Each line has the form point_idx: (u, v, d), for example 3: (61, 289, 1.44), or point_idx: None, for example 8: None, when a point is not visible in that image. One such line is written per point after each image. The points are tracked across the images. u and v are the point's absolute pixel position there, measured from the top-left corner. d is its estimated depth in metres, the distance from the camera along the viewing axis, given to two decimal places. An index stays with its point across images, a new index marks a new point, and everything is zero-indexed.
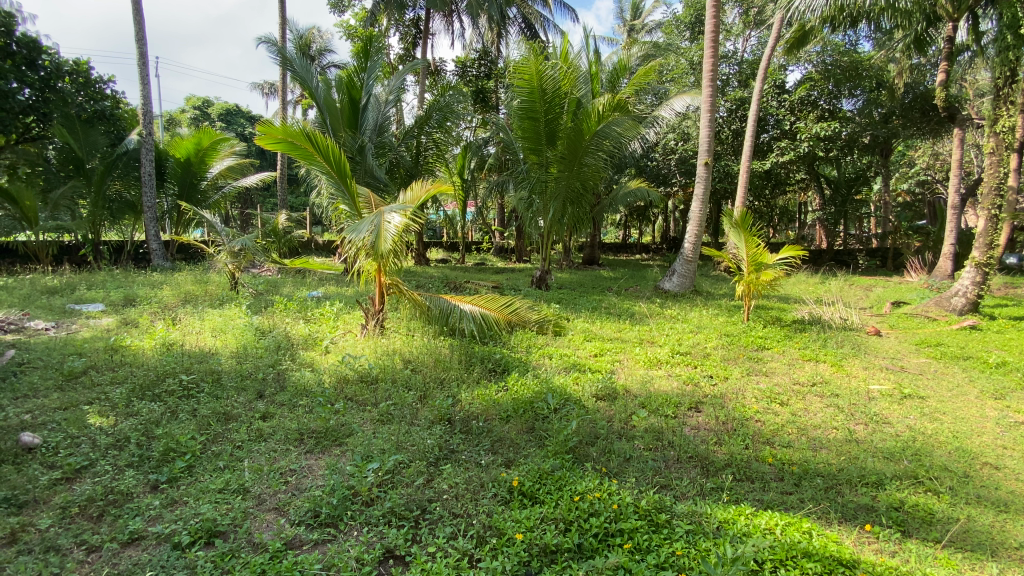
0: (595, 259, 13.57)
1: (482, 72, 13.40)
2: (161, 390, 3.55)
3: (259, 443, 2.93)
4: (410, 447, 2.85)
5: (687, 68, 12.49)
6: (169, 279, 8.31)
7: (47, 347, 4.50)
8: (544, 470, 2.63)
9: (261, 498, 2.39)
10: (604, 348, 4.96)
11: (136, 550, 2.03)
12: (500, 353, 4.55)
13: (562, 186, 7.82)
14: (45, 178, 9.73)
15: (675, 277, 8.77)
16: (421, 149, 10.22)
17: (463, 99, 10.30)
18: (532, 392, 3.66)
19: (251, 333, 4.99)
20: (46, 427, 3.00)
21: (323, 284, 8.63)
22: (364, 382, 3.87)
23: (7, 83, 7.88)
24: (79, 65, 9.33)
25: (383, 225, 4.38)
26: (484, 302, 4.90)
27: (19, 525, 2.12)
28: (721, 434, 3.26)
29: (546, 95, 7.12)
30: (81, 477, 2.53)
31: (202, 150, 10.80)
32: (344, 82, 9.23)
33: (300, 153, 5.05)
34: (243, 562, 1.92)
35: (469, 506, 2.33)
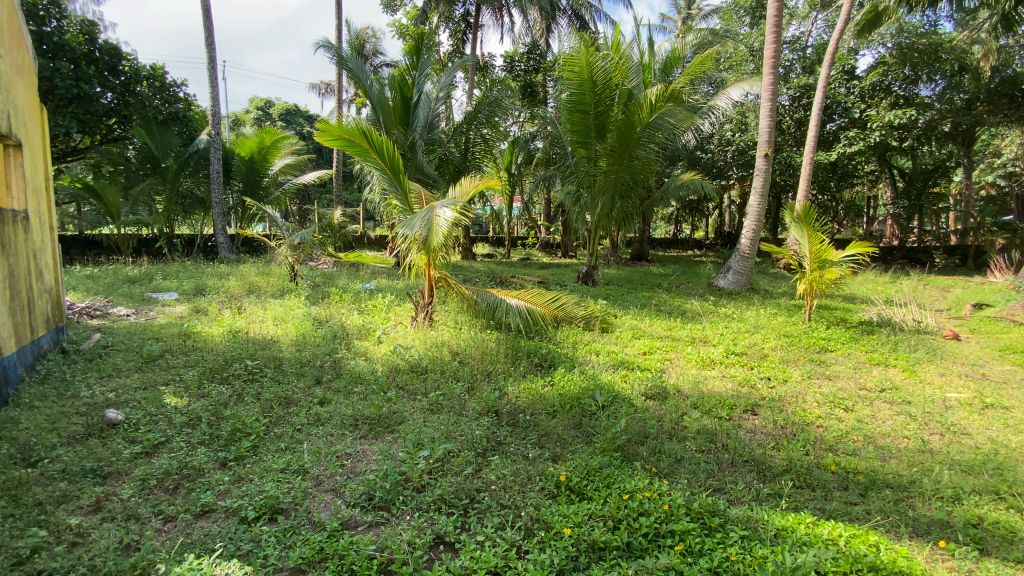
0: (644, 254, 13.28)
1: (531, 66, 13.68)
2: (229, 374, 3.79)
3: (318, 427, 3.07)
4: (459, 437, 2.90)
5: (746, 55, 11.93)
6: (235, 271, 8.81)
7: (129, 331, 4.90)
8: (592, 467, 2.60)
9: (320, 479, 2.50)
10: (654, 347, 4.83)
11: (207, 522, 2.18)
12: (547, 348, 4.53)
13: (611, 180, 7.69)
14: (126, 175, 10.76)
15: (730, 274, 8.44)
16: (470, 145, 10.33)
17: (512, 93, 10.30)
18: (579, 388, 3.62)
19: (309, 322, 5.24)
20: (128, 404, 3.27)
21: (375, 277, 8.92)
22: (415, 372, 3.97)
23: (92, 88, 8.59)
24: (156, 69, 9.98)
25: (435, 219, 4.45)
26: (530, 297, 4.91)
27: (104, 494, 2.32)
28: (780, 438, 3.11)
29: (596, 87, 7.00)
30: (158, 452, 2.74)
31: (264, 148, 11.37)
32: (397, 80, 9.44)
33: (356, 150, 5.19)
34: (304, 539, 2.02)
35: (517, 497, 2.34)
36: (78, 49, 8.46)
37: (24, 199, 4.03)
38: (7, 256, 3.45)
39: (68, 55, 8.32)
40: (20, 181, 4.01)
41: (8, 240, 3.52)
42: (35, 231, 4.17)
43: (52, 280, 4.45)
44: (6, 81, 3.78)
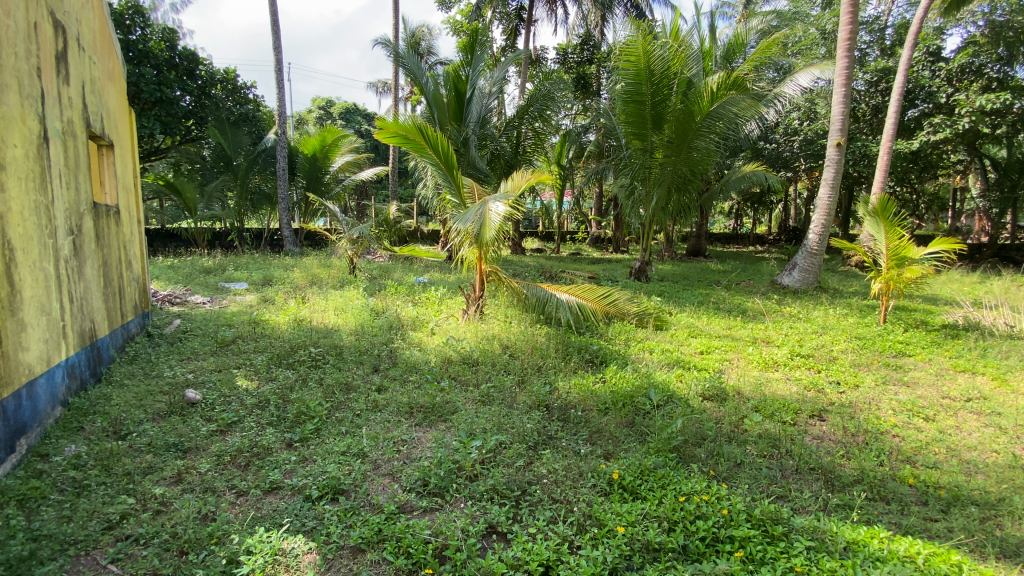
0: (701, 250, 12.82)
1: (585, 57, 13.33)
2: (294, 359, 4.00)
3: (375, 413, 3.18)
4: (510, 429, 2.91)
5: (817, 38, 11.21)
6: (298, 263, 9.26)
7: (205, 318, 5.27)
8: (646, 466, 2.54)
9: (378, 463, 2.59)
10: (712, 346, 4.65)
11: (275, 498, 2.31)
12: (598, 344, 4.47)
13: (667, 172, 7.46)
14: (202, 173, 11.47)
15: (795, 271, 7.99)
16: (521, 139, 10.30)
17: (566, 86, 10.19)
18: (632, 386, 3.54)
19: (367, 313, 5.44)
20: (205, 385, 3.52)
21: (428, 271, 9.12)
22: (467, 363, 4.03)
23: (172, 92, 9.33)
24: (229, 73, 10.68)
25: (487, 213, 4.48)
26: (581, 292, 4.86)
27: (185, 468, 2.51)
28: (850, 447, 2.91)
29: (654, 76, 6.80)
30: (231, 430, 2.93)
31: (326, 146, 11.87)
32: (451, 76, 9.56)
33: (413, 146, 5.30)
34: (363, 520, 2.10)
35: (570, 493, 2.32)
36: (160, 56, 9.16)
37: (115, 194, 4.41)
38: (102, 247, 3.80)
39: (151, 62, 9.04)
40: (111, 179, 4.38)
41: (102, 233, 3.86)
42: (125, 224, 4.56)
43: (139, 269, 4.85)
44: (100, 87, 4.13)
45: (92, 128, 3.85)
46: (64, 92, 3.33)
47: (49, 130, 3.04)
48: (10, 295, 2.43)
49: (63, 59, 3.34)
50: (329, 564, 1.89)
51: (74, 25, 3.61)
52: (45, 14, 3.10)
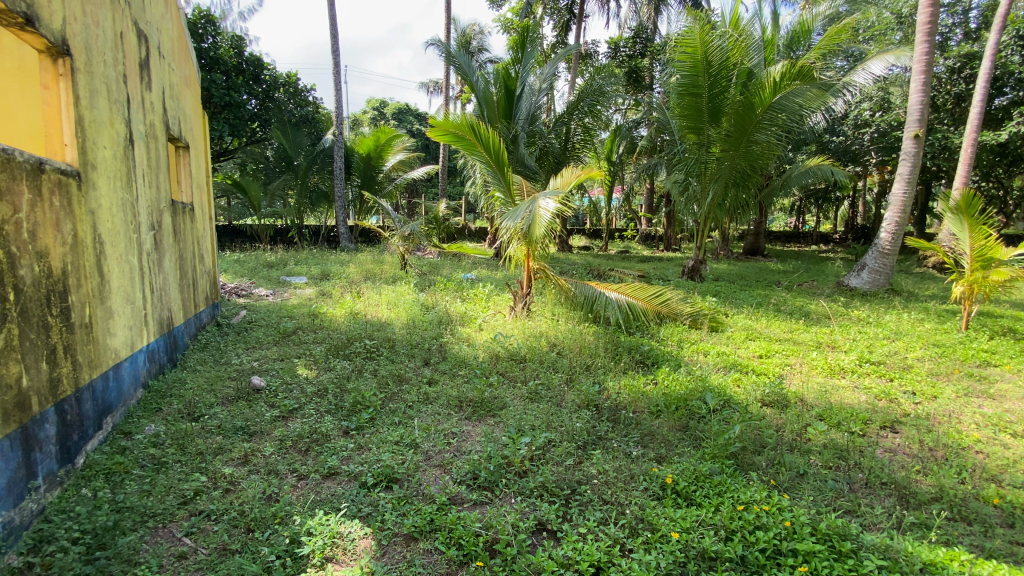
0: (759, 249, 12.25)
1: (637, 50, 13.00)
2: (351, 351, 4.15)
3: (427, 405, 3.25)
4: (559, 428, 2.89)
5: (892, 23, 10.45)
6: (353, 259, 9.59)
7: (268, 310, 5.56)
8: (701, 472, 2.45)
9: (429, 454, 2.64)
10: (772, 350, 4.43)
11: (333, 483, 2.40)
12: (649, 345, 4.35)
13: (724, 167, 7.20)
14: (266, 173, 11.95)
15: (864, 272, 7.48)
16: (570, 135, 10.19)
17: (617, 80, 10.00)
18: (687, 388, 3.42)
19: (417, 308, 5.57)
20: (269, 372, 3.72)
21: (476, 267, 9.23)
22: (514, 360, 4.04)
23: (239, 96, 10.29)
24: (291, 77, 11.33)
25: (537, 211, 4.44)
26: (632, 290, 4.74)
27: (251, 450, 2.66)
28: (927, 462, 2.69)
29: (711, 68, 6.53)
30: (293, 417, 3.08)
31: (380, 145, 12.24)
32: (502, 74, 9.60)
33: (464, 144, 5.35)
34: (416, 509, 2.15)
35: (621, 495, 2.28)
36: (229, 62, 9.99)
37: (191, 192, 4.73)
38: (178, 242, 4.08)
39: (221, 68, 9.87)
40: (187, 178, 4.70)
41: (179, 228, 4.15)
42: (199, 220, 4.88)
43: (211, 263, 5.18)
44: (178, 92, 4.43)
45: (171, 131, 4.14)
46: (147, 97, 3.60)
47: (134, 133, 3.29)
48: (101, 284, 2.65)
49: (145, 66, 3.61)
50: (383, 550, 1.94)
51: (155, 35, 3.89)
52: (130, 25, 3.35)
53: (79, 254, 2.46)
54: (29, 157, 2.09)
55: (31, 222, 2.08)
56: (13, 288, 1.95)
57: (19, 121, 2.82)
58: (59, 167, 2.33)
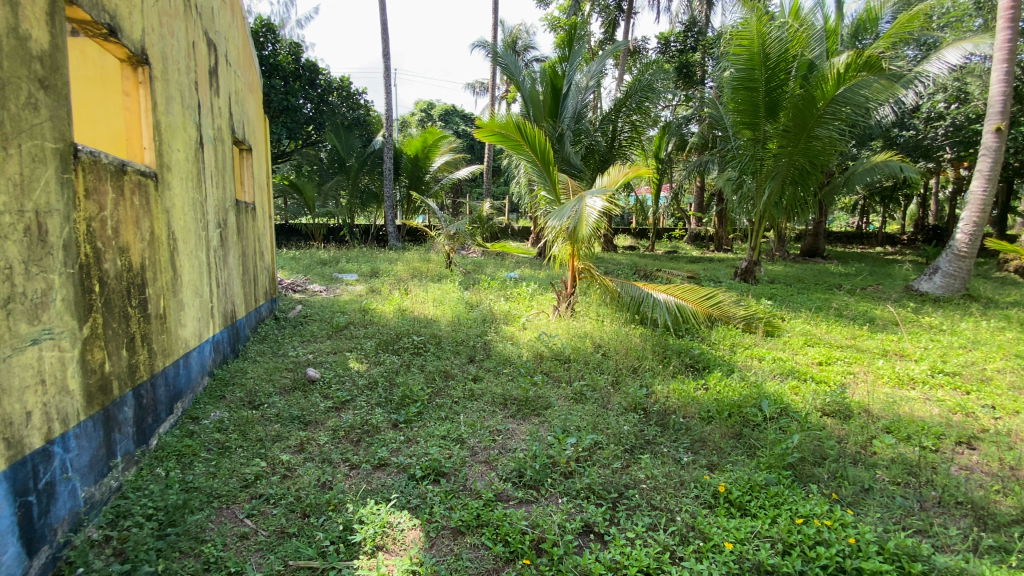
0: (817, 250, 11.64)
1: (688, 45, 12.74)
2: (399, 346, 4.26)
3: (472, 401, 3.29)
4: (606, 429, 2.85)
5: (970, 8, 9.68)
6: (400, 257, 9.83)
7: (322, 305, 5.78)
8: (756, 482, 2.35)
9: (475, 450, 2.67)
10: (833, 357, 4.20)
11: (383, 474, 2.46)
12: (699, 348, 4.22)
13: (781, 164, 6.88)
14: (320, 174, 12.46)
15: (936, 276, 6.95)
16: (617, 133, 10.05)
17: (666, 75, 9.76)
18: (740, 394, 3.29)
19: (462, 306, 5.65)
20: (323, 365, 3.87)
21: (519, 267, 9.26)
22: (559, 360, 4.01)
23: (297, 101, 10.83)
24: (345, 81, 11.79)
25: (584, 210, 4.39)
26: (681, 292, 4.62)
27: (306, 438, 2.77)
28: (1009, 482, 2.47)
29: (769, 60, 6.25)
30: (345, 408, 3.19)
31: (427, 146, 12.49)
32: (548, 72, 9.57)
33: (511, 144, 5.37)
34: (463, 503, 2.18)
35: (671, 501, 2.22)
36: (287, 68, 10.58)
37: (253, 192, 4.98)
38: (241, 239, 4.31)
39: (279, 74, 10.47)
40: (250, 179, 4.96)
41: (243, 227, 4.39)
42: (259, 219, 5.13)
43: (270, 259, 5.43)
44: (242, 97, 4.68)
45: (236, 134, 4.38)
46: (216, 103, 3.82)
47: (204, 137, 3.50)
48: (174, 278, 2.84)
49: (214, 73, 3.82)
50: (432, 542, 1.98)
51: (223, 44, 4.11)
52: (201, 35, 3.57)
53: (155, 250, 2.63)
54: (112, 160, 2.26)
55: (114, 219, 2.25)
56: (99, 281, 2.11)
57: (99, 124, 3.33)
58: (139, 169, 2.51)
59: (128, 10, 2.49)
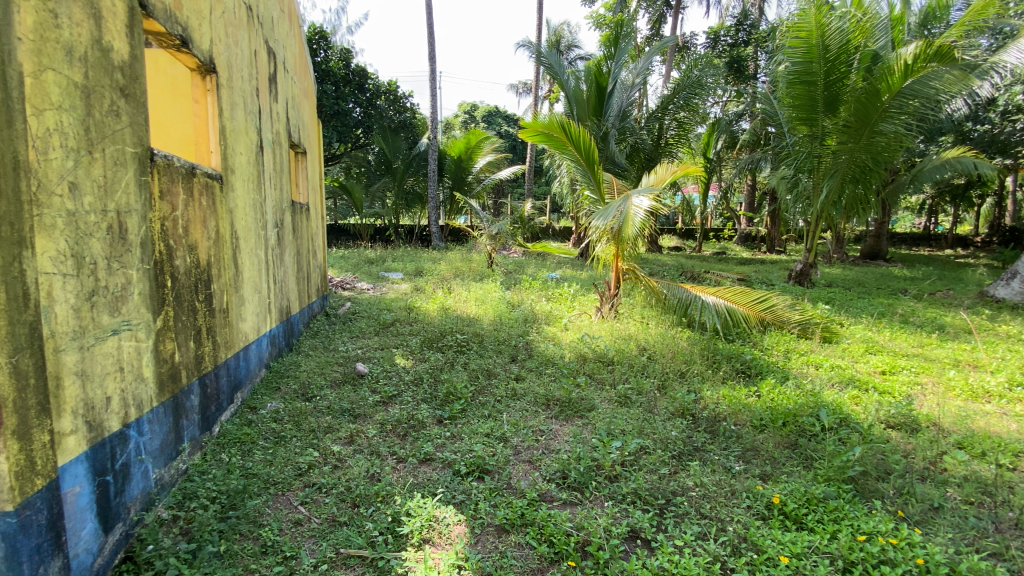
0: (879, 253, 10.97)
1: (740, 39, 12.24)
2: (443, 344, 4.32)
3: (515, 400, 3.30)
4: (653, 435, 2.79)
5: None
6: (443, 257, 10.00)
7: (369, 303, 5.95)
8: (814, 495, 2.24)
9: (518, 449, 2.68)
10: (898, 366, 3.94)
11: (428, 468, 2.51)
12: (750, 354, 4.06)
13: (841, 161, 6.58)
14: (368, 175, 12.79)
15: (1015, 281, 6.41)
16: (663, 131, 9.84)
17: (716, 70, 9.47)
18: (796, 403, 3.13)
19: (504, 305, 5.67)
20: (371, 360, 3.99)
21: (561, 267, 9.23)
22: (602, 362, 3.96)
23: (346, 105, 11.24)
24: (392, 85, 12.12)
25: (631, 210, 4.30)
26: (731, 295, 4.46)
27: (356, 431, 2.86)
28: None
29: (828, 53, 5.95)
30: (392, 403, 3.27)
31: (470, 147, 12.64)
32: (594, 71, 9.48)
33: (555, 143, 5.33)
34: (507, 502, 2.19)
35: (722, 510, 2.15)
36: (338, 73, 11.02)
37: (307, 193, 5.18)
38: (296, 238, 4.49)
39: (331, 79, 10.90)
40: (304, 180, 5.16)
41: (298, 226, 4.59)
42: (313, 219, 5.33)
43: (322, 258, 5.64)
44: (298, 102, 4.87)
45: (292, 138, 4.57)
46: (274, 108, 4.00)
47: (264, 141, 3.68)
48: (236, 275, 2.99)
49: (273, 80, 4.01)
50: (477, 538, 2.00)
51: (281, 52, 4.31)
52: (262, 43, 3.75)
53: (221, 248, 2.79)
54: (184, 163, 2.41)
55: (185, 219, 2.40)
56: (171, 276, 2.26)
57: (170, 130, 3.56)
58: (207, 172, 2.66)
59: (198, 21, 2.64)
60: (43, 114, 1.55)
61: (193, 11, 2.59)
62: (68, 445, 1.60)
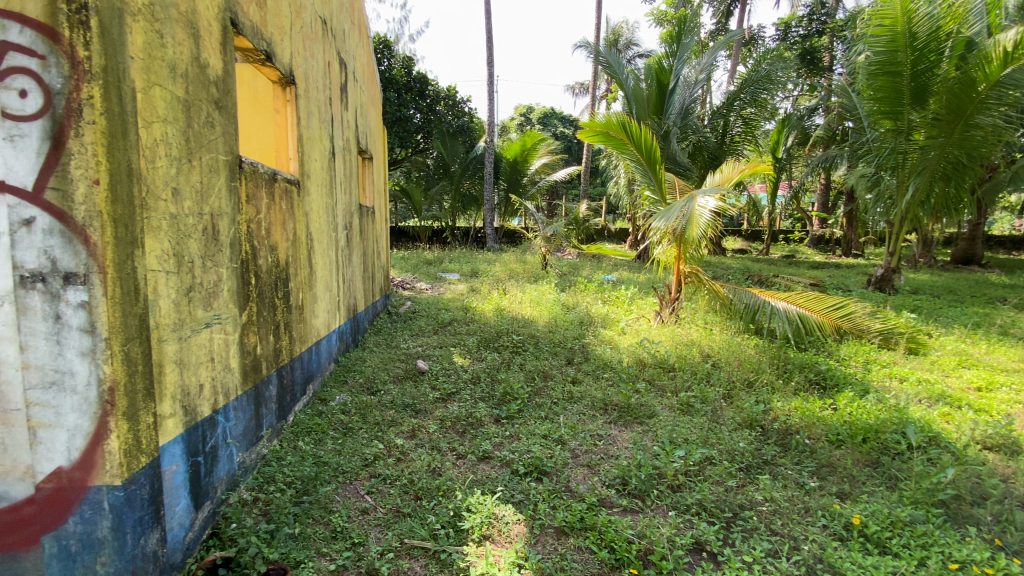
0: (973, 257, 9.99)
1: (813, 29, 11.50)
2: (500, 344, 4.38)
3: (571, 403, 3.29)
4: (718, 445, 2.69)
5: None
6: (498, 258, 10.11)
7: (428, 302, 6.12)
8: (898, 518, 2.08)
9: (576, 453, 2.67)
10: (996, 381, 3.57)
11: (487, 466, 2.55)
12: (824, 364, 3.82)
13: (930, 157, 6.07)
14: (427, 178, 13.18)
15: None
16: (728, 128, 9.46)
17: (787, 63, 9.01)
18: (876, 417, 2.92)
19: (560, 307, 5.66)
20: (431, 358, 4.10)
21: (617, 269, 9.08)
22: (662, 368, 3.86)
23: (408, 112, 11.64)
24: (451, 90, 12.42)
25: (696, 211, 4.15)
26: (804, 301, 4.23)
27: (417, 426, 2.96)
28: None
29: (916, 41, 5.50)
30: (451, 400, 3.35)
31: (526, 149, 12.71)
32: (654, 69, 9.27)
33: (615, 143, 5.24)
34: (566, 505, 2.18)
35: (795, 528, 2.04)
36: (400, 81, 11.43)
37: (373, 196, 5.40)
38: (363, 239, 4.70)
39: (394, 87, 11.33)
40: (370, 183, 5.38)
41: (364, 229, 4.81)
42: (377, 221, 5.55)
43: (385, 258, 5.86)
44: (366, 110, 5.10)
45: (360, 144, 4.78)
46: (345, 115, 4.20)
47: (335, 147, 3.87)
48: (310, 274, 3.17)
49: (344, 88, 4.21)
50: (536, 539, 2.01)
51: (351, 62, 4.52)
52: (335, 54, 3.95)
53: (297, 248, 2.97)
54: (267, 169, 2.59)
55: (267, 222, 2.57)
56: (255, 275, 2.43)
57: (252, 139, 3.83)
58: (286, 177, 2.84)
59: (280, 37, 2.83)
60: (152, 126, 1.71)
61: (276, 27, 2.77)
62: (168, 426, 1.76)
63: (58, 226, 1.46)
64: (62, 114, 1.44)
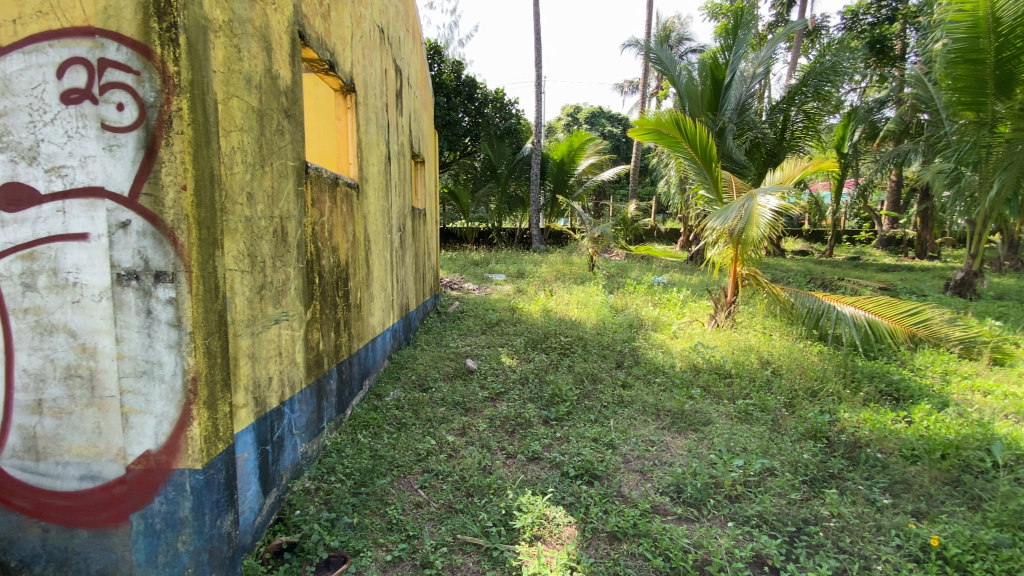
0: None
1: (884, 15, 10.85)
2: (548, 345, 4.39)
3: (621, 407, 3.24)
4: (779, 455, 2.58)
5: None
6: (545, 259, 10.10)
7: (476, 303, 6.21)
8: (983, 541, 1.92)
9: (628, 458, 2.63)
10: None
11: (537, 467, 2.56)
12: (897, 373, 3.59)
13: (1018, 152, 5.58)
14: (475, 180, 13.34)
15: None
16: (788, 124, 9.02)
17: (854, 54, 8.52)
18: (956, 432, 2.71)
19: (608, 310, 5.58)
20: (480, 357, 4.16)
21: (668, 271, 8.86)
22: (718, 374, 3.74)
23: (457, 115, 11.83)
24: (499, 93, 12.52)
25: (755, 211, 3.99)
26: (874, 306, 3.97)
27: (467, 424, 3.01)
28: None
29: (1000, 26, 4.99)
30: (500, 399, 3.39)
31: (573, 149, 12.63)
32: (708, 64, 8.98)
33: (667, 141, 5.11)
34: (618, 509, 2.16)
35: (866, 547, 1.93)
36: (450, 85, 11.64)
37: (424, 199, 5.53)
38: (415, 240, 4.82)
39: (443, 91, 11.55)
40: (422, 186, 5.51)
41: (417, 230, 4.94)
42: (428, 222, 5.68)
43: (435, 259, 5.98)
44: (419, 114, 5.23)
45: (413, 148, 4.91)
46: (399, 120, 4.33)
47: (391, 151, 4.00)
48: (367, 273, 3.29)
49: (399, 94, 4.34)
50: (588, 542, 2.00)
51: (406, 69, 4.65)
52: (391, 61, 4.08)
53: (356, 249, 3.09)
54: (330, 173, 2.71)
55: (330, 223, 2.69)
56: (318, 274, 2.55)
57: (315, 145, 4.02)
58: (346, 181, 2.96)
59: (342, 47, 2.96)
60: (230, 134, 1.83)
61: (338, 38, 2.89)
62: (241, 416, 1.88)
63: (150, 228, 1.59)
64: (154, 126, 1.57)
